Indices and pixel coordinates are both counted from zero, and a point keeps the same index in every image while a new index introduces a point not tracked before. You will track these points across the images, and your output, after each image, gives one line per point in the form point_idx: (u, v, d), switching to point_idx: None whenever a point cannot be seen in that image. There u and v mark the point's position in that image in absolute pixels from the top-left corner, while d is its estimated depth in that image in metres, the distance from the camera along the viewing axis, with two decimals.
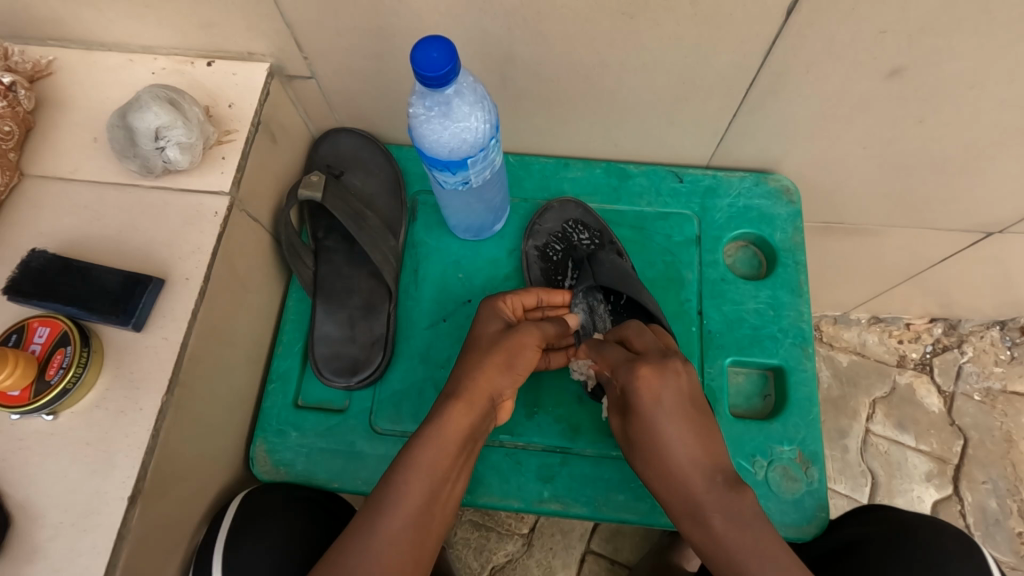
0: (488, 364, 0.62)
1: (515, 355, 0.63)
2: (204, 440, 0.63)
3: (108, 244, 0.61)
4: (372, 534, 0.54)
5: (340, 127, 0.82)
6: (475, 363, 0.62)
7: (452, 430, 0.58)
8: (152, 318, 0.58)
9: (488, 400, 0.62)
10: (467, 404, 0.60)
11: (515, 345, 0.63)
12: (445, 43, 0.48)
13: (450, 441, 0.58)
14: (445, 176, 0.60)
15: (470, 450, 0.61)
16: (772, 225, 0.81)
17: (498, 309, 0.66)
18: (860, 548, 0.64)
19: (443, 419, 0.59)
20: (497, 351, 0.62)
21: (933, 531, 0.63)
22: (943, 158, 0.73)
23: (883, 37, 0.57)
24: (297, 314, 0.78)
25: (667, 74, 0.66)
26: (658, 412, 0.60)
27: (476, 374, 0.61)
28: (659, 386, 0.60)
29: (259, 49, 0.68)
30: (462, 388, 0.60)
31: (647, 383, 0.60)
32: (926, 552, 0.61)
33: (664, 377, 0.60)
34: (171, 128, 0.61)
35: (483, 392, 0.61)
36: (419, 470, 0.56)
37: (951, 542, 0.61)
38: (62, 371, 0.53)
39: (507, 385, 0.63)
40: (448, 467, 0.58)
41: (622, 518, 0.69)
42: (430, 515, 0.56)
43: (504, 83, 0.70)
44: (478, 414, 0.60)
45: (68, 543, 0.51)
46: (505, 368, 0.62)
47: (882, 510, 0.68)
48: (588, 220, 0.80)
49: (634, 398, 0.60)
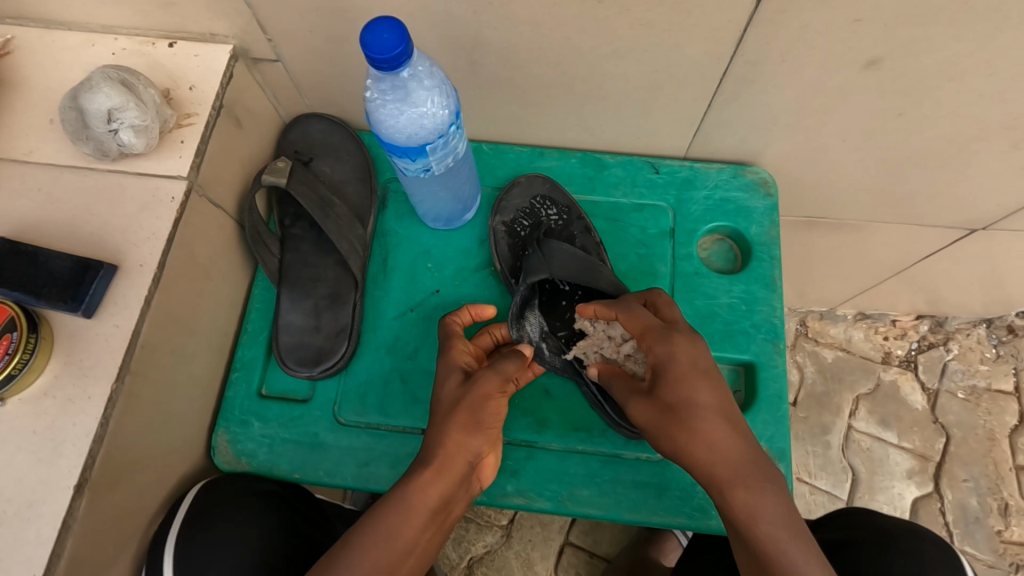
0: (454, 426, 0.56)
1: (480, 410, 0.57)
2: (159, 430, 0.62)
3: (61, 228, 0.59)
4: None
5: (310, 113, 0.81)
6: (440, 427, 0.56)
7: (417, 499, 0.53)
8: (104, 304, 0.57)
9: (465, 465, 0.56)
10: (435, 472, 0.54)
11: (478, 401, 0.57)
12: (396, 24, 0.47)
13: (420, 508, 0.53)
14: (406, 163, 0.58)
15: (442, 518, 0.55)
16: (748, 219, 0.79)
17: (451, 362, 0.63)
18: (844, 552, 0.64)
19: (413, 485, 0.54)
20: (459, 409, 0.57)
21: (911, 534, 0.63)
22: (924, 152, 0.71)
23: (859, 25, 0.56)
24: (263, 303, 0.77)
25: (639, 61, 0.65)
26: (699, 376, 0.55)
27: (442, 439, 0.56)
28: (697, 351, 0.56)
29: (220, 30, 0.66)
30: (432, 454, 0.55)
31: (685, 352, 0.56)
32: (909, 556, 0.61)
33: (697, 343, 0.57)
34: (123, 109, 0.59)
35: (455, 458, 0.56)
36: (381, 534, 0.52)
37: (927, 543, 0.62)
38: (8, 357, 0.51)
39: (484, 445, 0.58)
40: (414, 538, 0.53)
41: (587, 513, 0.69)
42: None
43: (474, 68, 0.69)
44: (452, 483, 0.55)
45: (11, 534, 0.50)
46: (474, 427, 0.56)
47: (861, 513, 0.69)
48: (555, 196, 0.79)
49: (673, 364, 0.56)
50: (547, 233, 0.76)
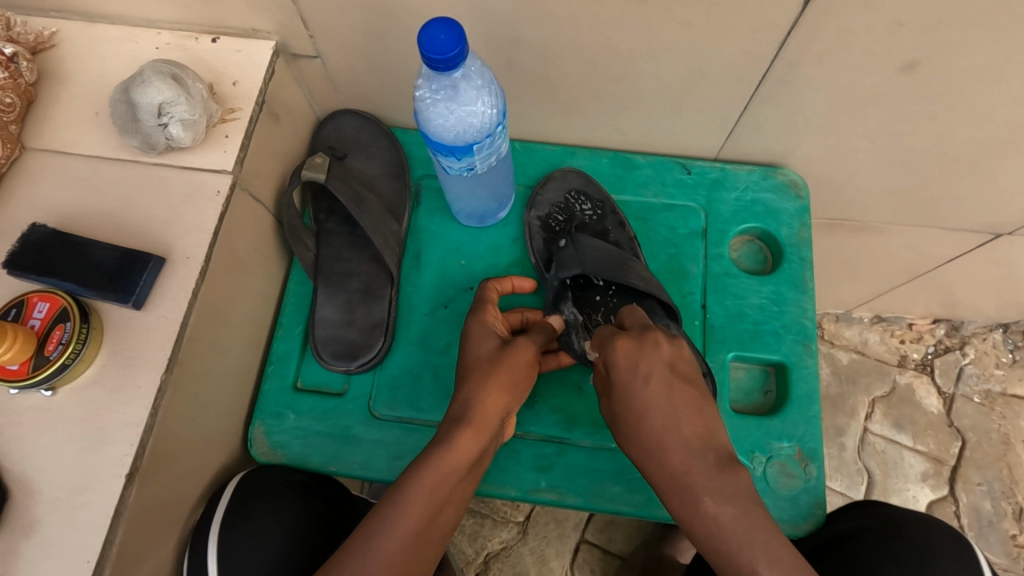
0: (494, 385, 0.61)
1: (515, 373, 0.63)
2: (201, 419, 0.63)
3: (109, 220, 0.60)
4: (368, 556, 0.52)
5: (345, 109, 0.81)
6: (480, 385, 0.61)
7: (459, 455, 0.57)
8: (152, 296, 0.58)
9: (496, 422, 0.61)
10: (477, 431, 0.59)
11: (514, 362, 0.63)
12: (452, 25, 0.47)
13: (458, 466, 0.57)
14: (450, 162, 0.59)
15: (474, 474, 0.60)
16: (778, 220, 0.80)
17: (487, 323, 0.66)
18: (853, 541, 0.64)
19: (452, 444, 0.57)
20: (498, 371, 0.62)
21: (920, 525, 0.63)
22: (955, 156, 0.72)
23: (899, 29, 0.56)
24: (298, 296, 0.78)
25: (675, 60, 0.65)
26: (638, 380, 0.58)
27: (482, 398, 0.60)
28: (638, 355, 0.58)
29: (263, 25, 0.67)
30: (470, 413, 0.59)
31: (625, 355, 0.59)
32: (917, 547, 0.61)
33: (643, 348, 0.59)
34: (174, 104, 0.59)
35: (492, 417, 0.60)
36: (421, 493, 0.55)
37: (934, 535, 0.62)
38: (61, 346, 0.53)
39: (513, 404, 0.63)
40: (451, 493, 0.57)
41: (619, 510, 0.69)
42: (426, 538, 0.55)
43: (510, 67, 0.69)
44: (486, 438, 0.60)
45: (65, 518, 0.51)
46: (509, 387, 0.62)
47: (874, 504, 0.68)
48: (590, 191, 0.79)
49: (612, 368, 0.59)
50: (581, 228, 0.78)
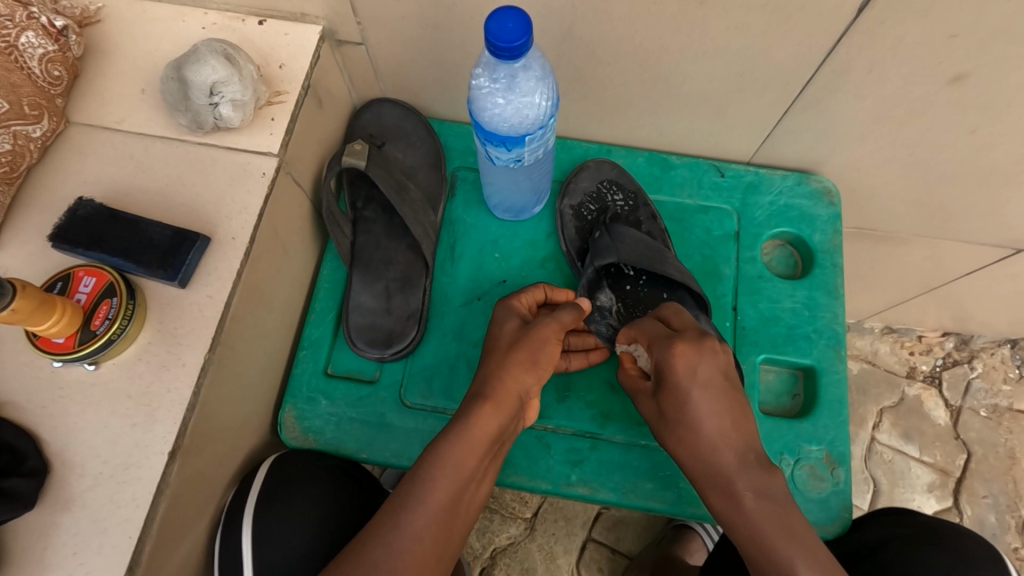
0: (513, 364, 0.61)
1: (538, 351, 0.62)
2: (237, 402, 0.63)
3: (154, 197, 0.60)
4: (398, 531, 0.53)
5: (383, 98, 0.82)
6: (500, 365, 0.61)
7: (479, 432, 0.57)
8: (197, 275, 0.57)
9: (515, 402, 0.61)
10: (495, 406, 0.59)
11: (536, 340, 0.62)
12: (521, 15, 0.48)
13: (480, 441, 0.57)
14: (500, 152, 0.59)
15: (496, 451, 0.60)
16: (811, 226, 0.80)
17: (513, 307, 0.66)
18: (884, 548, 0.64)
19: (472, 420, 0.58)
20: (518, 350, 0.62)
21: (953, 534, 0.64)
22: (989, 169, 0.72)
23: (952, 41, 0.57)
24: (331, 282, 0.78)
25: (724, 64, 0.66)
26: (692, 386, 0.60)
27: (503, 377, 0.60)
28: (697, 359, 0.60)
29: (313, 10, 0.67)
30: (488, 389, 0.60)
31: (684, 361, 0.59)
32: (953, 555, 0.61)
33: (702, 354, 0.60)
34: (227, 83, 0.60)
35: (510, 394, 0.60)
36: (445, 469, 0.55)
37: (968, 544, 0.63)
38: (108, 322, 0.53)
39: (533, 384, 0.62)
40: (475, 468, 0.57)
41: (650, 506, 0.70)
42: (453, 515, 0.55)
43: (557, 61, 0.69)
44: (505, 417, 0.60)
45: (105, 494, 0.51)
46: (530, 365, 0.62)
47: (901, 512, 0.68)
48: (623, 182, 0.80)
49: (668, 370, 0.60)
50: (615, 218, 0.78)
